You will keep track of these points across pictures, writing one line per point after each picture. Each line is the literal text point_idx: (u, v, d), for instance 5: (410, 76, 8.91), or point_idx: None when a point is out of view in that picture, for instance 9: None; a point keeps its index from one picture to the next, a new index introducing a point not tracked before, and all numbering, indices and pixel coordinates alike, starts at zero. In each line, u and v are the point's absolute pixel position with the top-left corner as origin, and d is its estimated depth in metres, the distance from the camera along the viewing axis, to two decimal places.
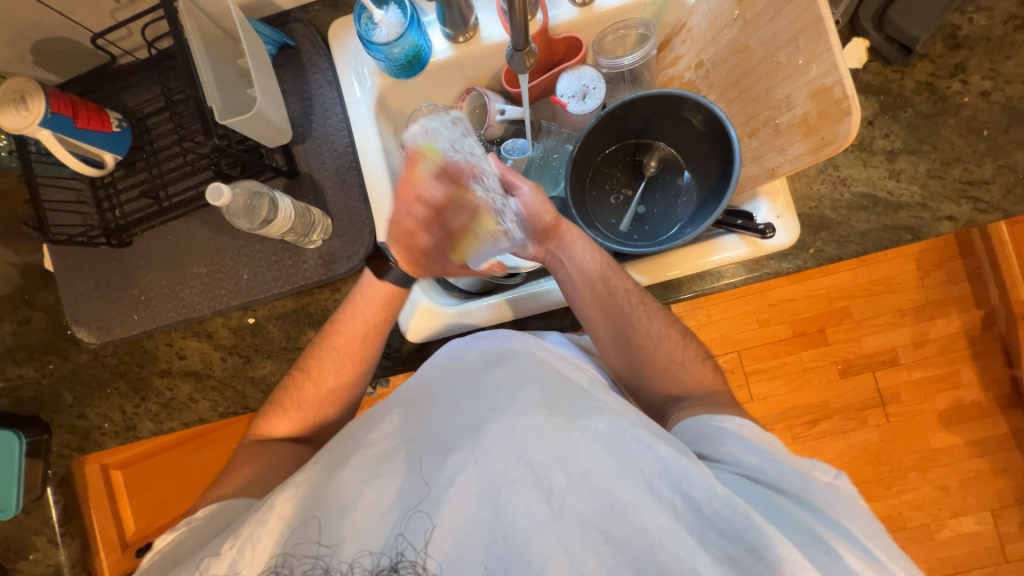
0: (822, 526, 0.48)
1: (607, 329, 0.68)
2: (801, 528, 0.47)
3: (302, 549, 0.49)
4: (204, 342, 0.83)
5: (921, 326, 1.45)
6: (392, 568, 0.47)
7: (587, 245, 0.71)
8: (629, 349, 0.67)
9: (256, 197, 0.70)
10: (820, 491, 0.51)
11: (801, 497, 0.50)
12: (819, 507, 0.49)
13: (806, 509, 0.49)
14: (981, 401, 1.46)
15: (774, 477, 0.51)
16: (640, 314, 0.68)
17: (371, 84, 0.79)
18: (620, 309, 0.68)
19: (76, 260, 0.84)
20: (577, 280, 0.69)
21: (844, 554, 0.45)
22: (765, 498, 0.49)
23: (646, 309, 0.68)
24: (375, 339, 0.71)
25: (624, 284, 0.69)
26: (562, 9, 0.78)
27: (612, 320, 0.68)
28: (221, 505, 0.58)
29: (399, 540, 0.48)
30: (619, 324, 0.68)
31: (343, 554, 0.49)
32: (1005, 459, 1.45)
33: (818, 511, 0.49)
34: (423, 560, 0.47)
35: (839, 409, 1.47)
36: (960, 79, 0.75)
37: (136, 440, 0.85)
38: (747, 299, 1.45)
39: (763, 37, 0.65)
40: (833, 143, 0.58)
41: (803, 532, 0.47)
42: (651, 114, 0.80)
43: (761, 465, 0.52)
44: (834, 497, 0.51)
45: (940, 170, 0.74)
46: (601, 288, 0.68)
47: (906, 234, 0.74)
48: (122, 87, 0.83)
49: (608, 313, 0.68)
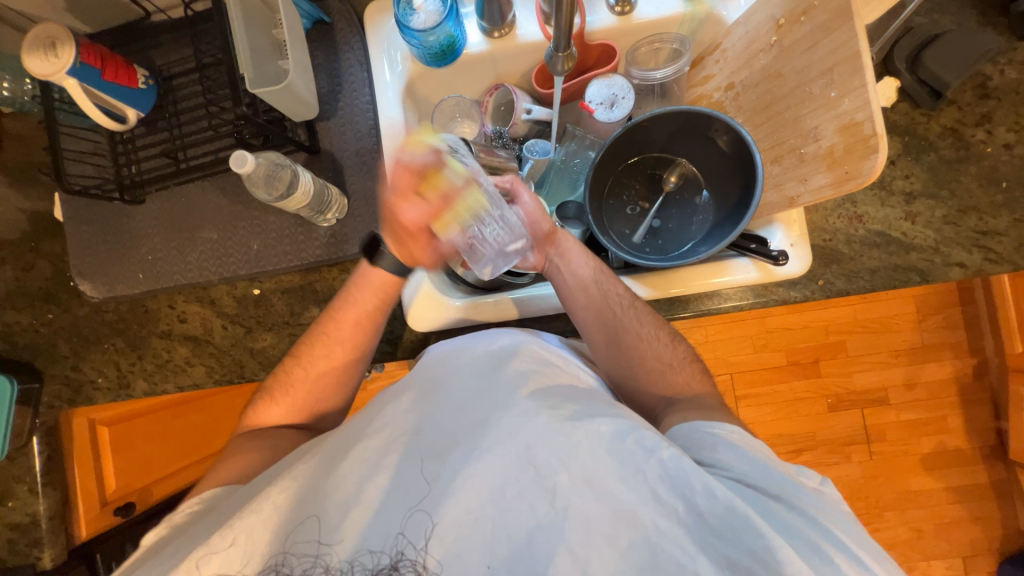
0: (816, 532, 0.47)
1: (600, 334, 0.68)
2: (797, 534, 0.47)
3: (301, 548, 0.49)
4: (206, 308, 0.83)
5: (914, 368, 1.46)
6: (392, 567, 0.47)
7: (580, 251, 0.71)
8: (626, 355, 0.68)
9: (277, 168, 0.70)
10: (812, 499, 0.50)
11: (792, 503, 0.50)
12: (808, 511, 0.49)
13: (797, 514, 0.49)
14: (965, 448, 1.47)
15: (765, 482, 0.51)
16: (632, 316, 0.68)
17: (402, 69, 0.79)
18: (612, 312, 0.68)
19: (86, 211, 0.84)
20: (572, 285, 0.70)
21: (838, 559, 0.46)
22: (759, 502, 0.49)
23: (638, 312, 0.68)
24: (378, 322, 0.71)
25: (616, 288, 0.70)
26: (600, 16, 0.79)
27: (606, 324, 0.68)
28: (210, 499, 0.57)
29: (399, 539, 0.48)
30: (612, 328, 0.68)
31: (342, 553, 0.48)
32: (982, 508, 1.47)
33: (811, 517, 0.49)
34: (423, 558, 0.47)
35: (825, 441, 1.48)
36: (985, 129, 0.75)
37: (128, 399, 0.84)
38: (745, 323, 1.47)
39: (798, 66, 0.65)
40: (856, 179, 0.59)
41: (798, 538, 0.46)
42: (677, 129, 0.80)
43: (751, 470, 0.52)
44: (823, 503, 0.51)
45: (956, 217, 0.75)
46: (593, 293, 0.69)
47: (915, 276, 0.75)
48: (152, 44, 0.83)
49: (604, 318, 0.68)
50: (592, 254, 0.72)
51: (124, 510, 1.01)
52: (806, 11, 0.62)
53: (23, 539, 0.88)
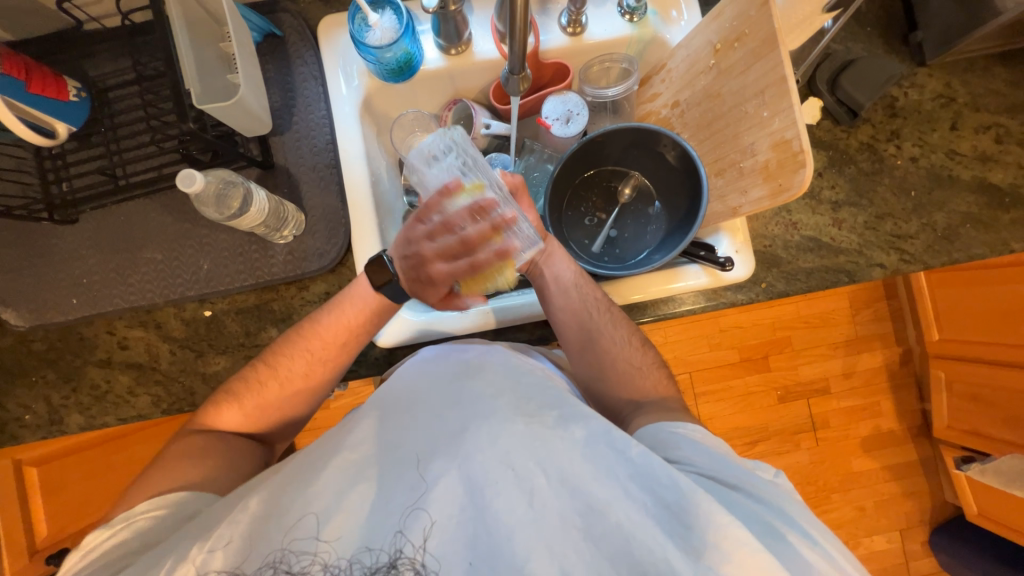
0: (773, 518, 0.51)
1: (579, 337, 0.71)
2: (755, 519, 0.50)
3: (301, 545, 0.48)
4: (151, 332, 0.78)
5: (850, 359, 1.59)
6: (391, 565, 0.46)
7: (564, 256, 0.73)
8: (598, 359, 0.70)
9: (228, 187, 0.68)
10: (767, 488, 0.53)
11: (747, 491, 0.53)
12: (762, 497, 0.52)
13: (752, 500, 0.52)
14: (896, 429, 1.61)
15: (724, 474, 0.54)
16: (608, 321, 0.70)
17: (359, 84, 0.79)
18: (593, 316, 0.70)
19: (8, 233, 0.77)
20: (554, 290, 0.71)
21: (795, 544, 0.49)
22: (718, 493, 0.52)
23: (613, 317, 0.71)
24: (340, 341, 0.70)
25: (595, 293, 0.72)
26: (553, 36, 0.82)
27: (583, 327, 0.70)
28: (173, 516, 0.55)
29: (399, 537, 0.47)
30: (591, 331, 0.70)
31: (339, 551, 0.47)
32: (913, 484, 1.61)
33: (765, 502, 0.52)
34: (422, 557, 0.46)
35: (776, 431, 1.58)
36: (895, 144, 0.84)
37: (61, 436, 0.77)
38: (699, 324, 1.55)
39: (734, 87, 0.70)
40: (788, 191, 0.64)
41: (753, 520, 0.50)
42: (629, 144, 0.84)
43: (711, 464, 0.55)
44: (777, 490, 0.54)
45: (875, 223, 0.83)
46: (575, 298, 0.71)
47: (843, 276, 0.82)
48: (83, 55, 0.78)
49: (581, 322, 0.70)
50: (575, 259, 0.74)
51: (58, 559, 0.93)
52: (739, 38, 0.67)
53: None
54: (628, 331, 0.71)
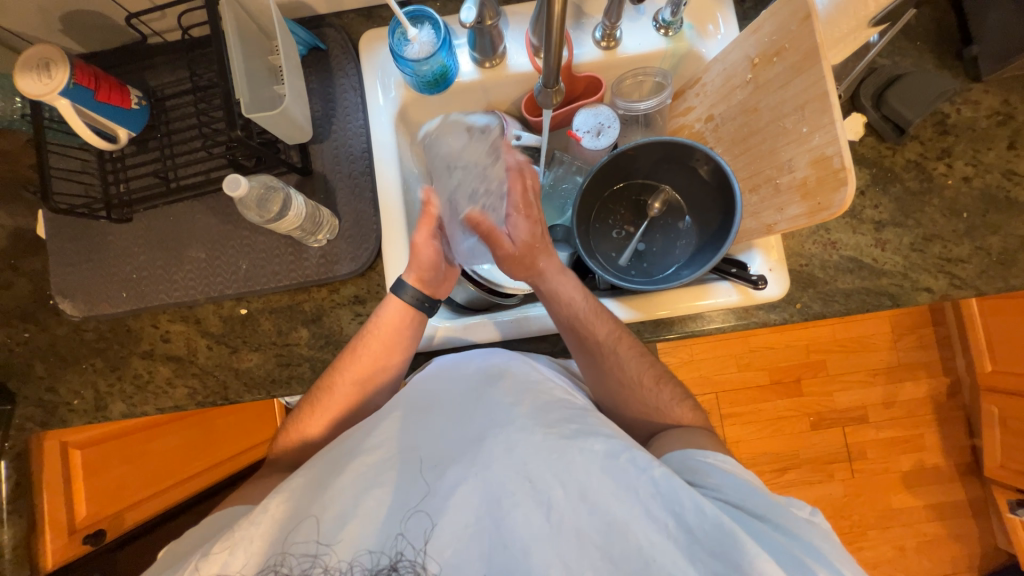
0: (803, 553, 0.48)
1: (583, 366, 0.70)
2: (785, 554, 0.48)
3: (301, 547, 0.48)
4: (191, 327, 0.82)
5: (891, 387, 1.51)
6: (391, 568, 0.47)
7: (574, 287, 0.69)
8: (610, 386, 0.69)
9: (270, 191, 0.71)
10: (799, 523, 0.51)
11: (778, 523, 0.50)
12: (794, 532, 0.50)
13: (782, 534, 0.49)
14: (942, 465, 1.51)
15: (755, 505, 0.51)
16: (612, 360, 0.67)
17: (395, 95, 0.82)
18: (596, 354, 0.68)
19: (70, 229, 0.82)
20: (557, 322, 0.70)
21: None
22: (746, 524, 0.50)
23: (620, 357, 0.67)
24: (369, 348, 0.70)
25: (602, 329, 0.68)
26: (587, 49, 0.83)
27: (588, 361, 0.69)
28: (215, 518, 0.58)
29: (399, 540, 0.48)
30: (594, 366, 0.68)
31: (342, 553, 0.48)
32: (960, 526, 1.50)
33: (796, 538, 0.49)
34: (423, 561, 0.47)
35: (807, 459, 1.50)
36: (946, 162, 0.80)
37: (105, 421, 0.81)
38: (727, 342, 1.51)
39: (773, 102, 0.69)
40: (827, 210, 0.62)
41: (782, 554, 0.47)
42: (660, 158, 0.83)
43: (742, 494, 0.52)
44: (811, 528, 0.51)
45: (922, 244, 0.79)
46: (578, 332, 0.68)
47: (886, 300, 0.78)
48: (145, 66, 0.83)
49: (584, 355, 0.69)
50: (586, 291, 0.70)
51: (94, 538, 0.99)
52: (779, 52, 0.66)
53: None
54: (639, 368, 0.68)
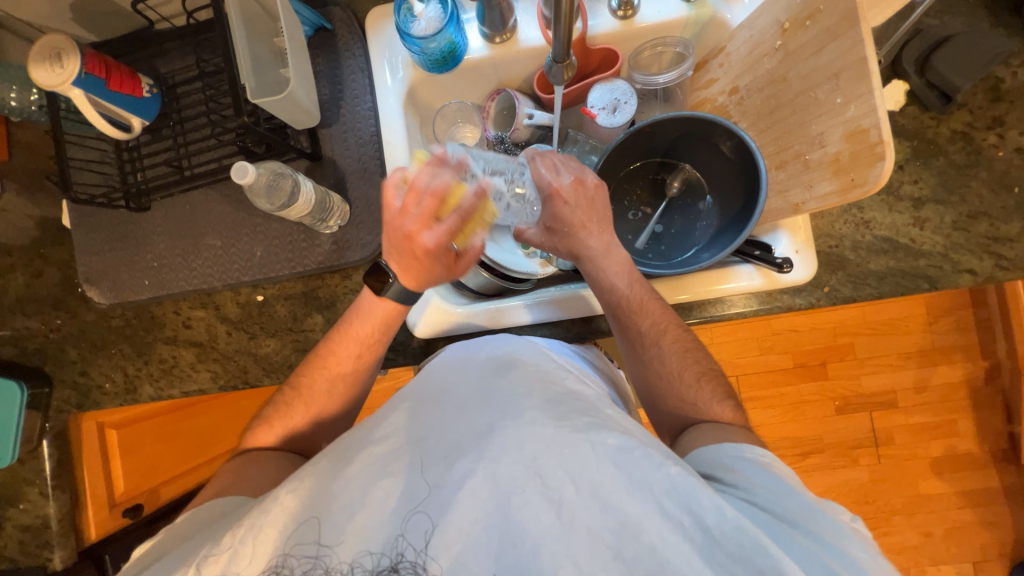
0: (832, 559, 0.46)
1: (624, 352, 0.69)
2: (813, 561, 0.45)
3: (302, 549, 0.49)
4: (211, 314, 0.83)
5: (923, 371, 1.44)
6: (392, 568, 0.48)
7: (620, 267, 0.68)
8: (645, 373, 0.68)
9: (279, 178, 0.71)
10: (834, 526, 0.48)
11: (807, 526, 0.48)
12: (826, 538, 0.47)
13: (809, 537, 0.47)
14: (976, 452, 1.45)
15: (784, 508, 0.49)
16: (658, 350, 0.66)
17: (403, 76, 0.79)
18: (637, 339, 0.67)
19: (92, 218, 0.84)
20: (607, 299, 0.68)
21: None
22: (772, 528, 0.48)
23: (662, 349, 0.66)
24: (377, 340, 0.69)
25: (654, 314, 0.67)
26: (602, 20, 0.78)
27: (630, 342, 0.68)
28: (197, 509, 0.57)
29: (399, 541, 0.48)
30: (637, 356, 0.68)
31: (342, 554, 0.49)
32: (993, 513, 1.45)
33: (830, 545, 0.47)
34: (422, 560, 0.47)
35: (830, 444, 1.46)
36: (997, 132, 0.74)
37: (135, 404, 0.85)
38: (750, 326, 1.46)
39: (804, 70, 0.64)
40: (861, 187, 0.58)
41: (810, 561, 0.45)
42: (681, 135, 0.79)
43: (773, 496, 0.50)
44: (852, 537, 0.48)
45: (966, 223, 0.73)
46: (625, 319, 0.67)
47: (923, 283, 0.73)
48: (155, 53, 0.83)
49: (627, 335, 0.68)
50: (632, 275, 0.68)
51: (131, 512, 1.06)
52: (812, 15, 0.61)
53: (33, 540, 0.89)
54: (676, 349, 0.66)
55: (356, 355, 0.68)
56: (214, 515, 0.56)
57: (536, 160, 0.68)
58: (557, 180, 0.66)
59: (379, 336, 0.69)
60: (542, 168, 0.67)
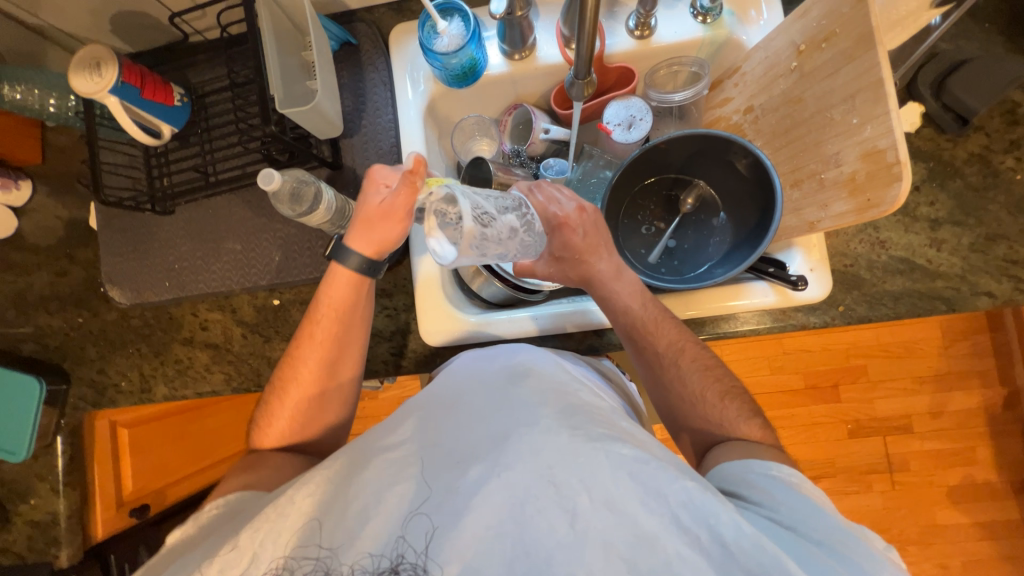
0: None
1: (644, 375, 0.69)
2: None
3: (304, 551, 0.49)
4: (228, 317, 0.85)
5: (939, 396, 1.41)
6: (392, 571, 0.47)
7: (631, 290, 0.68)
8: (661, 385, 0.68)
9: (302, 185, 0.70)
10: (860, 548, 0.48)
11: (835, 547, 0.47)
12: (856, 561, 0.46)
13: (835, 558, 0.46)
14: (994, 482, 1.40)
15: (813, 528, 0.49)
16: (673, 375, 0.66)
17: (424, 89, 0.82)
18: (656, 366, 0.67)
19: (118, 221, 0.87)
20: (619, 323, 0.68)
21: None
22: (795, 545, 0.47)
23: (680, 371, 0.66)
24: (352, 330, 0.69)
25: (665, 337, 0.67)
26: (619, 39, 0.80)
27: (647, 364, 0.68)
28: (226, 500, 0.59)
29: (399, 543, 0.48)
30: (654, 376, 0.68)
31: (345, 558, 0.48)
32: (1014, 547, 1.39)
33: (857, 566, 0.46)
34: (423, 561, 0.47)
35: (843, 469, 1.43)
36: (1014, 155, 0.74)
37: (149, 403, 0.86)
38: (761, 344, 1.45)
39: (820, 91, 0.65)
40: (878, 207, 0.58)
41: None
42: (695, 152, 0.80)
43: (801, 516, 0.50)
44: (882, 563, 0.47)
45: (983, 245, 0.73)
46: (639, 343, 0.67)
47: (940, 304, 0.73)
48: (187, 64, 0.87)
49: (643, 357, 0.68)
50: (642, 294, 0.68)
51: (139, 511, 1.05)
52: (828, 38, 0.62)
53: (42, 535, 0.90)
54: (687, 363, 0.66)
55: (333, 346, 0.68)
56: (232, 510, 0.57)
57: (534, 191, 0.71)
58: (557, 211, 0.69)
59: (354, 322, 0.69)
60: (540, 200, 0.70)
